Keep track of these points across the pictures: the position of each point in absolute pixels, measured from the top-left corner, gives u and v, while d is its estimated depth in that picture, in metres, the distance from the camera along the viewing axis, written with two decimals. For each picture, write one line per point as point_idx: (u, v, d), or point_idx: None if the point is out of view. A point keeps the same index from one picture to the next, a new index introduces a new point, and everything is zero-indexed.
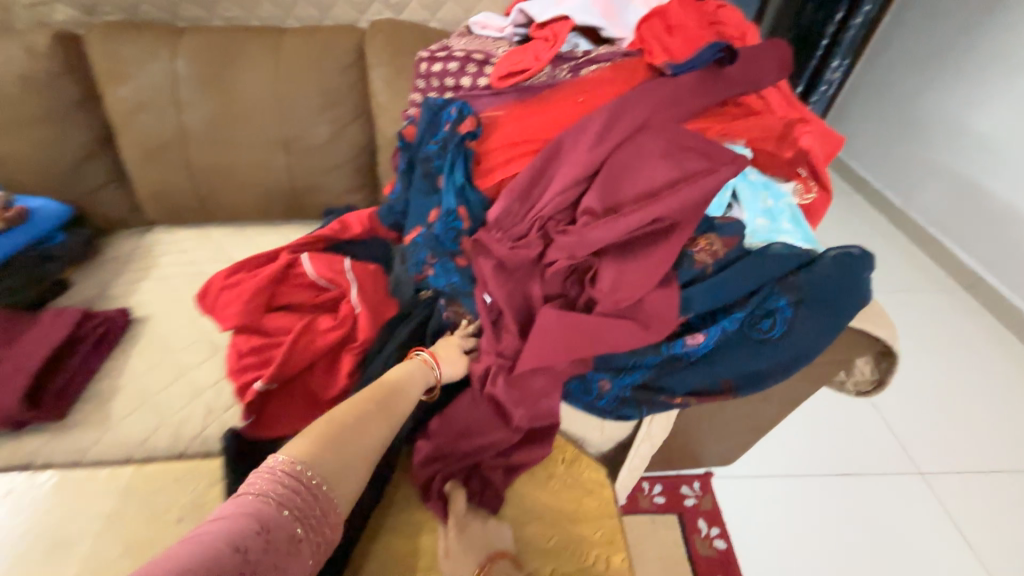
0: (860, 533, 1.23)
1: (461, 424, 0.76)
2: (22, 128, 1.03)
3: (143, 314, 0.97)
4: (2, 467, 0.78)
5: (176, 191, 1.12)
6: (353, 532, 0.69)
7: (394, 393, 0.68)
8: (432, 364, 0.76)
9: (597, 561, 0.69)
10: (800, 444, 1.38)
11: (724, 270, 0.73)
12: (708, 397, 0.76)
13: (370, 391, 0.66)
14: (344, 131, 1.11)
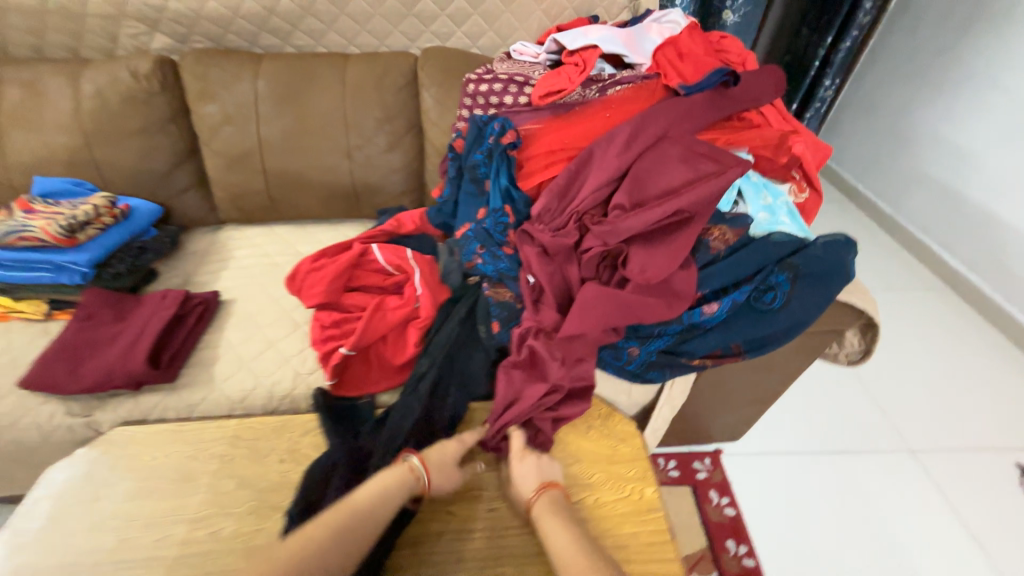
0: (859, 503, 1.35)
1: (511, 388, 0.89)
2: (123, 139, 1.20)
3: (230, 297, 1.12)
4: (125, 419, 0.93)
5: (251, 194, 1.28)
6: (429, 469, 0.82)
7: (358, 520, 0.64)
8: (420, 474, 0.74)
9: (634, 492, 0.82)
10: (801, 425, 1.52)
11: (733, 254, 0.89)
12: (721, 358, 0.93)
13: (333, 516, 0.63)
14: (400, 142, 1.28)
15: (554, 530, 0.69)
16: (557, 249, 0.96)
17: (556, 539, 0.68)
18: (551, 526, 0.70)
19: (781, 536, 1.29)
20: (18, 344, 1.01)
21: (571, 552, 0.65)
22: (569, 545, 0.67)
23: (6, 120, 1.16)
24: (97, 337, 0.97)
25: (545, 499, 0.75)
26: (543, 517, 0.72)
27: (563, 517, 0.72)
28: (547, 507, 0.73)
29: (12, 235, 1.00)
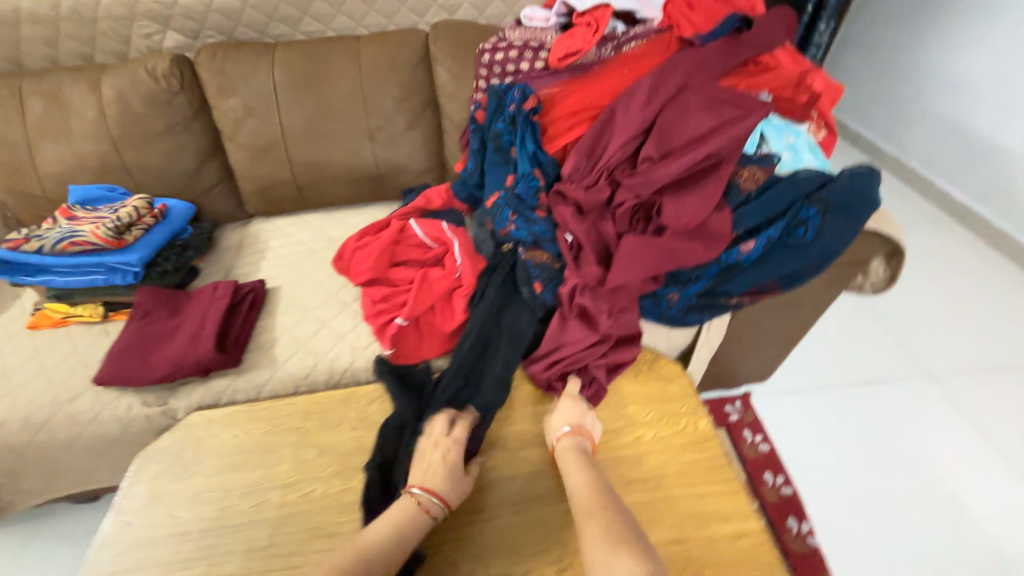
0: (885, 427, 1.42)
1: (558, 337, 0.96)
2: (150, 141, 1.22)
3: (275, 284, 1.16)
4: (197, 404, 0.98)
5: (278, 184, 1.31)
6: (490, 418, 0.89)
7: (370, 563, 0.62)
8: (424, 502, 0.72)
9: (689, 425, 0.88)
10: (824, 361, 1.58)
11: (764, 193, 0.93)
12: (757, 295, 0.98)
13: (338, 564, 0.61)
14: (418, 120, 1.30)
15: (574, 472, 0.74)
16: (591, 205, 0.99)
17: (574, 478, 0.73)
18: (572, 466, 0.75)
19: (814, 464, 1.36)
20: (82, 345, 1.05)
21: (584, 491, 0.70)
22: (584, 485, 0.71)
23: (36, 132, 1.19)
24: (159, 331, 1.01)
25: (570, 442, 0.80)
26: (567, 459, 0.77)
27: (585, 462, 0.76)
28: (574, 449, 0.78)
29: (64, 241, 1.04)
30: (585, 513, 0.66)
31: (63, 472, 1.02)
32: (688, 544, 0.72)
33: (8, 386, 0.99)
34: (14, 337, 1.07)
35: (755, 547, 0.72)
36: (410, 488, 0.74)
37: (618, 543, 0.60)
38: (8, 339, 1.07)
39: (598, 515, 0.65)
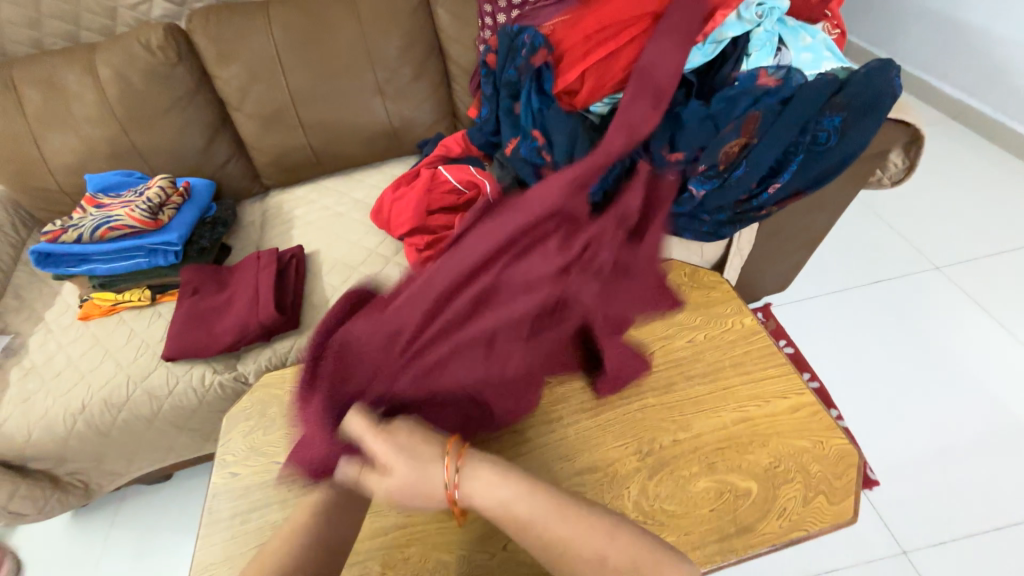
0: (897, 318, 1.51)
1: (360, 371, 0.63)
2: (158, 120, 1.19)
3: (312, 248, 1.17)
4: (267, 366, 1.02)
5: (293, 151, 1.29)
6: None
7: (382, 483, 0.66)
8: None
9: (736, 323, 0.94)
10: (836, 267, 1.65)
11: (783, 111, 0.91)
12: (784, 203, 1.02)
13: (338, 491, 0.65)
14: (424, 67, 1.27)
15: (512, 505, 0.55)
16: (509, 210, 0.64)
17: (512, 509, 0.55)
18: (502, 496, 0.56)
19: (837, 359, 1.44)
20: (139, 328, 1.08)
21: (555, 523, 0.54)
22: (547, 516, 0.55)
23: (39, 123, 1.16)
24: (214, 305, 1.03)
25: (477, 472, 0.57)
26: (481, 497, 0.56)
27: (502, 476, 0.57)
28: (475, 465, 0.57)
29: (102, 228, 1.05)
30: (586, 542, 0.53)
31: (147, 447, 1.08)
32: (754, 421, 0.80)
33: (78, 373, 1.02)
34: (68, 329, 1.09)
35: (812, 415, 0.81)
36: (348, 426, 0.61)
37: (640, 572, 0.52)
38: (63, 332, 1.09)
39: (606, 554, 0.53)
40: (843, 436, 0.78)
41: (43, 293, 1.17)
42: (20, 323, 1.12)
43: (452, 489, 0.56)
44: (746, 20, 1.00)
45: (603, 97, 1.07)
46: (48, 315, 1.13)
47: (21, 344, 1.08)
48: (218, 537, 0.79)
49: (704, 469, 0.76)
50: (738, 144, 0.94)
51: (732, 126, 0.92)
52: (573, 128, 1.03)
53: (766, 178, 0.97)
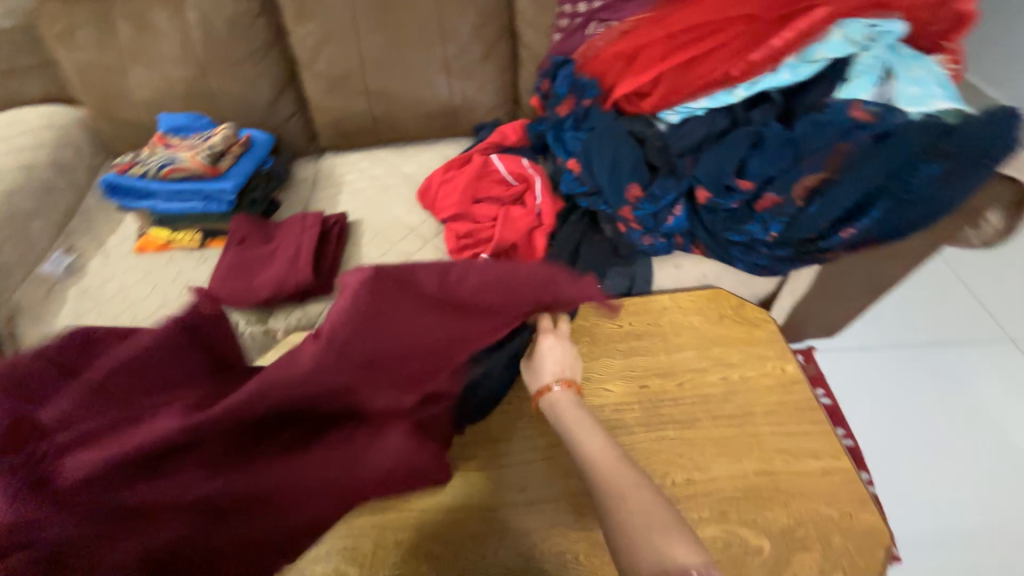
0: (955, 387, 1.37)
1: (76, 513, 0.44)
2: (232, 69, 1.22)
3: (356, 217, 1.18)
4: (295, 325, 1.05)
5: (353, 117, 1.30)
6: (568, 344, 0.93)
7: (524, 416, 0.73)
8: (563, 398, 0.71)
9: (775, 369, 0.88)
10: (897, 320, 1.51)
11: (876, 151, 0.81)
12: (855, 249, 0.93)
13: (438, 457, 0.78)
14: (495, 49, 1.24)
15: (582, 421, 0.66)
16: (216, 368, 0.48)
17: (577, 430, 0.65)
18: (574, 417, 0.67)
19: (877, 420, 1.31)
20: (187, 267, 1.13)
21: (599, 447, 0.62)
22: (599, 444, 0.62)
23: (125, 57, 1.21)
24: (255, 257, 1.06)
25: (565, 395, 0.71)
26: (565, 407, 0.69)
27: (585, 411, 0.68)
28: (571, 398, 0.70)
29: (166, 168, 1.10)
30: (617, 481, 0.56)
31: None
32: (777, 476, 0.75)
33: (127, 302, 1.08)
34: (125, 258, 1.16)
35: (843, 482, 0.75)
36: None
37: (654, 515, 0.52)
38: (120, 260, 1.16)
39: (642, 489, 0.55)
40: (875, 512, 0.72)
41: (107, 219, 1.25)
42: (84, 244, 1.20)
43: (552, 384, 0.72)
44: (852, 41, 0.91)
45: (675, 104, 1.01)
46: (109, 241, 1.20)
47: (83, 264, 1.16)
48: None
49: (714, 515, 0.72)
50: (816, 179, 0.86)
51: (813, 159, 0.85)
52: (617, 146, 0.99)
53: (840, 220, 0.90)
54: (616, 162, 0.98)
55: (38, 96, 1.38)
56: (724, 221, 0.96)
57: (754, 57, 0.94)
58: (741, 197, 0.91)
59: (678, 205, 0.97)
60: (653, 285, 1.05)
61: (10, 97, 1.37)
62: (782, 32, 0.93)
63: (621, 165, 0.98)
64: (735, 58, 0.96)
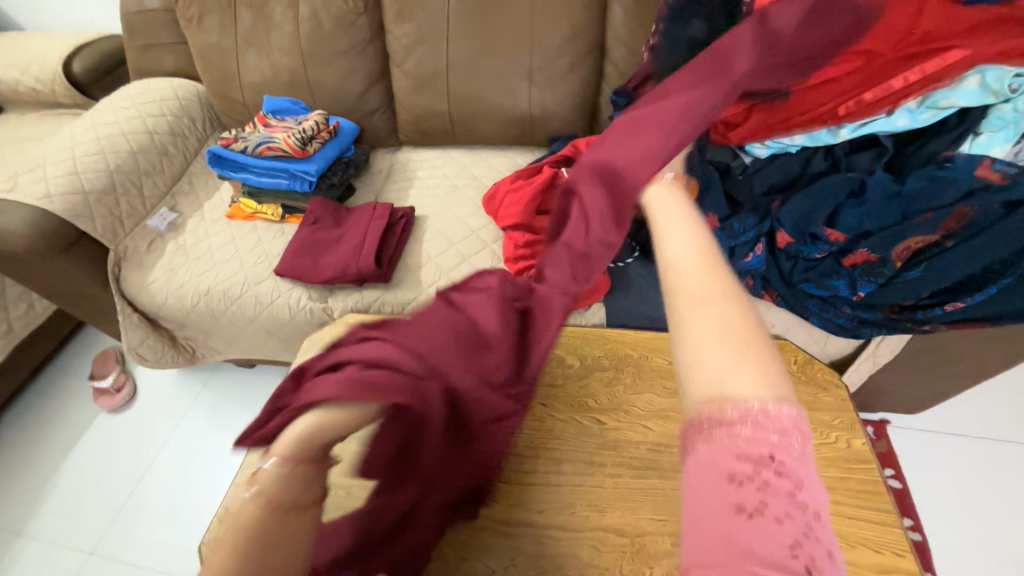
0: None
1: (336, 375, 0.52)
2: (332, 61, 1.31)
3: (422, 213, 1.22)
4: (351, 307, 1.10)
5: (433, 116, 1.35)
6: (615, 371, 0.90)
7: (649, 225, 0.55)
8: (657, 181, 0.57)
9: (839, 440, 0.79)
10: (1005, 409, 1.28)
11: (1003, 220, 0.72)
12: (961, 324, 0.81)
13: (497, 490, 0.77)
14: (581, 63, 1.23)
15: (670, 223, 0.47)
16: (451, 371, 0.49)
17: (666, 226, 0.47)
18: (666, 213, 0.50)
19: (957, 519, 1.12)
20: (265, 238, 1.22)
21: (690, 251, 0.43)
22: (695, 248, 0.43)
23: (243, 42, 1.34)
24: (326, 238, 1.13)
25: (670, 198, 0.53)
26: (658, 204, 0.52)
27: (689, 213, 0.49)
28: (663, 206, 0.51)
29: (262, 145, 1.20)
30: (691, 284, 0.39)
31: (243, 339, 1.24)
32: None
33: (212, 262, 1.19)
34: (216, 222, 1.28)
35: None
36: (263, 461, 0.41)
37: (729, 333, 0.36)
38: (212, 224, 1.28)
39: (714, 299, 0.38)
40: None
41: (208, 186, 1.39)
42: (185, 205, 1.33)
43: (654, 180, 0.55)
44: (990, 91, 0.79)
45: (767, 138, 0.94)
46: (206, 205, 1.33)
47: (181, 222, 1.29)
48: None
49: None
50: (925, 240, 0.78)
51: (925, 219, 0.76)
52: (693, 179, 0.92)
53: (943, 292, 0.80)
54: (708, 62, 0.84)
55: (168, 70, 1.56)
56: (804, 271, 0.87)
57: (865, 98, 0.86)
58: (828, 247, 0.84)
59: (759, 243, 0.91)
60: None
61: (147, 68, 1.56)
62: (904, 73, 0.83)
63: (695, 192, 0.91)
64: (844, 97, 0.87)
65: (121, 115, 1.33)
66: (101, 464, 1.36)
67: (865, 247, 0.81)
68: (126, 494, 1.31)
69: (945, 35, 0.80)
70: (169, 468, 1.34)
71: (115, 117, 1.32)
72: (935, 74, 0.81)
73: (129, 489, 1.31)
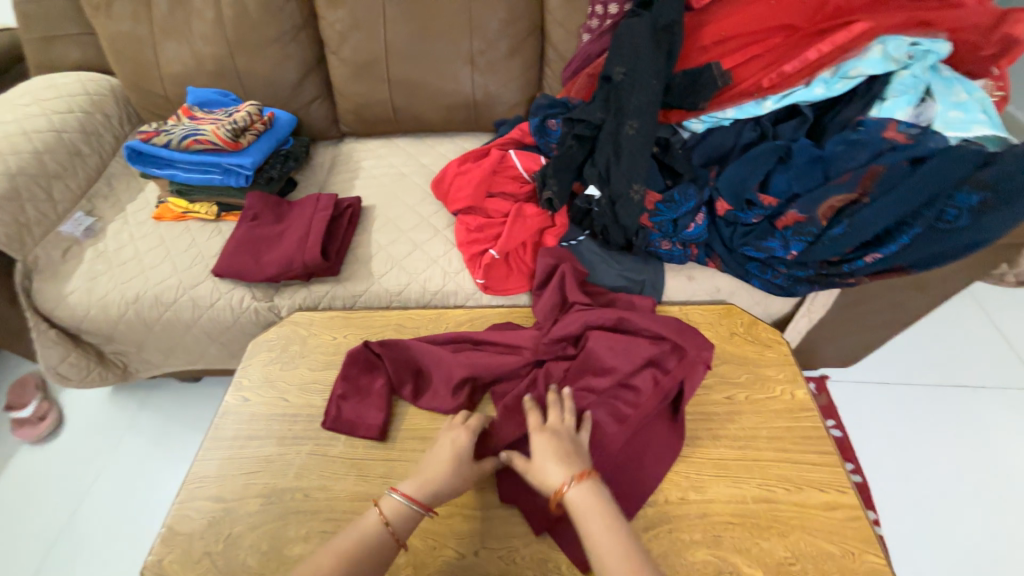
0: (981, 435, 1.26)
1: (365, 408, 0.83)
2: (261, 49, 1.24)
3: (369, 204, 1.18)
4: (300, 305, 1.05)
5: (375, 104, 1.31)
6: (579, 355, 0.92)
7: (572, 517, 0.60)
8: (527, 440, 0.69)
9: (783, 392, 0.84)
10: (919, 356, 1.41)
11: (911, 175, 0.78)
12: (881, 275, 0.88)
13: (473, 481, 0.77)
14: (521, 46, 1.23)
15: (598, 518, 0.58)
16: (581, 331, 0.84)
17: (596, 527, 0.57)
18: (591, 517, 0.58)
19: (888, 459, 1.23)
20: (200, 239, 1.14)
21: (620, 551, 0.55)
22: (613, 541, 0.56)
23: (161, 31, 1.24)
24: (267, 235, 1.07)
25: (583, 488, 0.61)
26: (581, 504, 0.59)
27: (606, 505, 0.59)
28: (582, 493, 0.60)
29: (188, 138, 1.12)
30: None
31: (182, 349, 1.15)
32: (777, 506, 0.71)
33: (139, 267, 1.09)
34: (142, 225, 1.18)
35: (848, 519, 0.70)
36: (393, 491, 0.66)
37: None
38: (137, 227, 1.18)
39: None
40: (882, 553, 0.68)
41: (131, 187, 1.28)
42: (105, 209, 1.22)
43: (564, 483, 0.61)
44: (891, 59, 0.86)
45: (701, 113, 0.99)
46: (128, 208, 1.23)
47: (101, 227, 1.18)
48: (215, 454, 0.82)
49: (707, 540, 0.69)
50: (846, 199, 0.83)
51: (844, 179, 0.82)
52: (636, 156, 0.94)
53: (863, 246, 0.86)
54: (663, 49, 0.96)
55: (76, 63, 1.42)
56: (743, 236, 0.92)
57: (785, 70, 0.92)
58: (762, 211, 0.89)
59: (699, 213, 0.94)
60: (663, 295, 0.99)
61: (50, 62, 1.41)
62: (818, 45, 0.89)
63: (638, 174, 0.94)
64: (765, 70, 0.94)
65: (21, 113, 1.19)
66: (24, 504, 1.23)
67: (794, 209, 0.86)
68: (56, 534, 1.18)
69: (849, 11, 0.89)
70: (110, 496, 1.24)
71: (13, 115, 1.18)
72: (844, 44, 0.88)
73: (62, 524, 1.19)
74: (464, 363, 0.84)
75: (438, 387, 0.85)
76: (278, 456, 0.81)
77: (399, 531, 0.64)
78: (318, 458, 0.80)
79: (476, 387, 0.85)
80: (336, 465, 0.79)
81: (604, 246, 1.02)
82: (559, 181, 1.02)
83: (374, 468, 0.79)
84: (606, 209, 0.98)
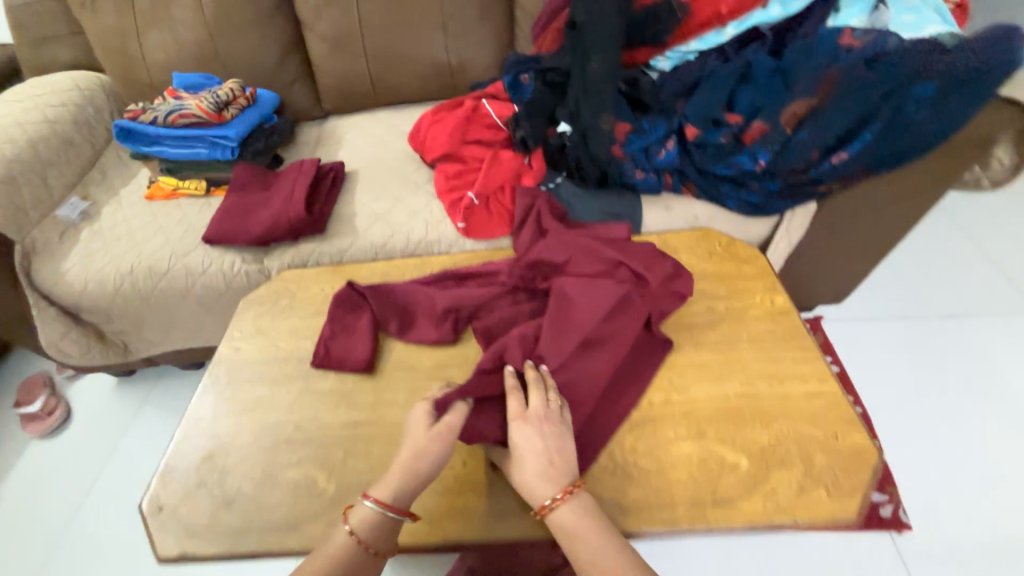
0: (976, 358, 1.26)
1: (350, 340, 0.86)
2: (241, 31, 1.29)
3: (351, 169, 1.21)
4: (289, 265, 1.08)
5: (354, 77, 1.34)
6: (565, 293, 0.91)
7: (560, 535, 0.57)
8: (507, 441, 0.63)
9: (763, 300, 0.85)
10: (910, 288, 1.41)
11: (865, 74, 0.81)
12: (849, 181, 0.90)
13: None
14: (491, 8, 1.27)
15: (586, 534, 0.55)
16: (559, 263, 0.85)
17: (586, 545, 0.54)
18: (580, 534, 0.55)
19: (886, 388, 1.22)
20: (190, 213, 1.18)
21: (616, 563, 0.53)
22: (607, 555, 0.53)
23: (144, 21, 1.29)
24: (253, 201, 1.10)
25: (571, 505, 0.57)
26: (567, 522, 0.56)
27: (597, 518, 0.57)
28: (570, 510, 0.57)
29: (174, 113, 1.16)
30: None
31: (179, 322, 1.18)
32: (759, 399, 0.72)
33: (133, 242, 1.13)
34: (134, 206, 1.21)
35: (830, 405, 0.71)
36: (363, 499, 0.59)
37: None
38: (130, 208, 1.21)
39: None
40: (865, 432, 0.68)
41: (123, 174, 1.32)
42: (99, 194, 1.26)
43: (549, 503, 0.57)
44: None
45: (666, 49, 1.03)
46: (121, 192, 1.27)
47: (95, 211, 1.22)
48: (208, 399, 0.83)
49: (691, 434, 0.69)
50: (806, 106, 0.85)
51: (802, 85, 0.85)
52: (603, 90, 0.97)
53: (827, 151, 0.88)
54: None
55: (68, 64, 1.49)
56: (712, 156, 0.94)
57: None
58: (729, 129, 0.91)
59: (669, 140, 0.97)
60: (642, 226, 1.00)
61: (44, 65, 1.47)
62: None
63: (606, 106, 0.97)
64: None
65: (15, 107, 1.24)
66: (37, 491, 1.25)
67: (757, 122, 0.88)
68: (69, 515, 1.21)
69: None
70: (121, 475, 1.27)
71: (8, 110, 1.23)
72: None
73: (75, 505, 1.23)
74: (448, 295, 0.86)
75: (423, 320, 0.87)
76: (270, 395, 0.83)
77: (373, 543, 0.58)
78: (308, 394, 0.82)
79: (459, 317, 0.85)
80: (326, 398, 0.81)
81: (582, 185, 1.02)
82: (532, 124, 1.05)
83: (363, 398, 0.80)
84: (579, 146, 1.00)
